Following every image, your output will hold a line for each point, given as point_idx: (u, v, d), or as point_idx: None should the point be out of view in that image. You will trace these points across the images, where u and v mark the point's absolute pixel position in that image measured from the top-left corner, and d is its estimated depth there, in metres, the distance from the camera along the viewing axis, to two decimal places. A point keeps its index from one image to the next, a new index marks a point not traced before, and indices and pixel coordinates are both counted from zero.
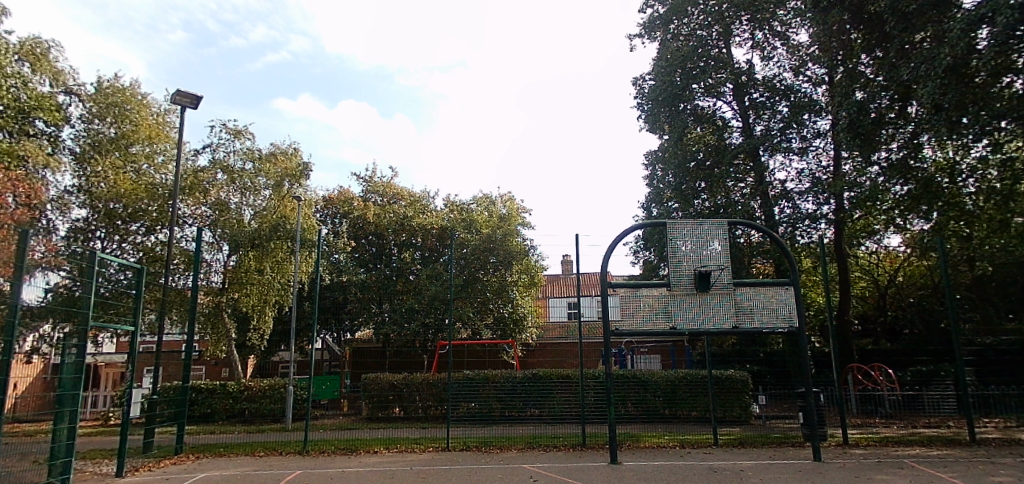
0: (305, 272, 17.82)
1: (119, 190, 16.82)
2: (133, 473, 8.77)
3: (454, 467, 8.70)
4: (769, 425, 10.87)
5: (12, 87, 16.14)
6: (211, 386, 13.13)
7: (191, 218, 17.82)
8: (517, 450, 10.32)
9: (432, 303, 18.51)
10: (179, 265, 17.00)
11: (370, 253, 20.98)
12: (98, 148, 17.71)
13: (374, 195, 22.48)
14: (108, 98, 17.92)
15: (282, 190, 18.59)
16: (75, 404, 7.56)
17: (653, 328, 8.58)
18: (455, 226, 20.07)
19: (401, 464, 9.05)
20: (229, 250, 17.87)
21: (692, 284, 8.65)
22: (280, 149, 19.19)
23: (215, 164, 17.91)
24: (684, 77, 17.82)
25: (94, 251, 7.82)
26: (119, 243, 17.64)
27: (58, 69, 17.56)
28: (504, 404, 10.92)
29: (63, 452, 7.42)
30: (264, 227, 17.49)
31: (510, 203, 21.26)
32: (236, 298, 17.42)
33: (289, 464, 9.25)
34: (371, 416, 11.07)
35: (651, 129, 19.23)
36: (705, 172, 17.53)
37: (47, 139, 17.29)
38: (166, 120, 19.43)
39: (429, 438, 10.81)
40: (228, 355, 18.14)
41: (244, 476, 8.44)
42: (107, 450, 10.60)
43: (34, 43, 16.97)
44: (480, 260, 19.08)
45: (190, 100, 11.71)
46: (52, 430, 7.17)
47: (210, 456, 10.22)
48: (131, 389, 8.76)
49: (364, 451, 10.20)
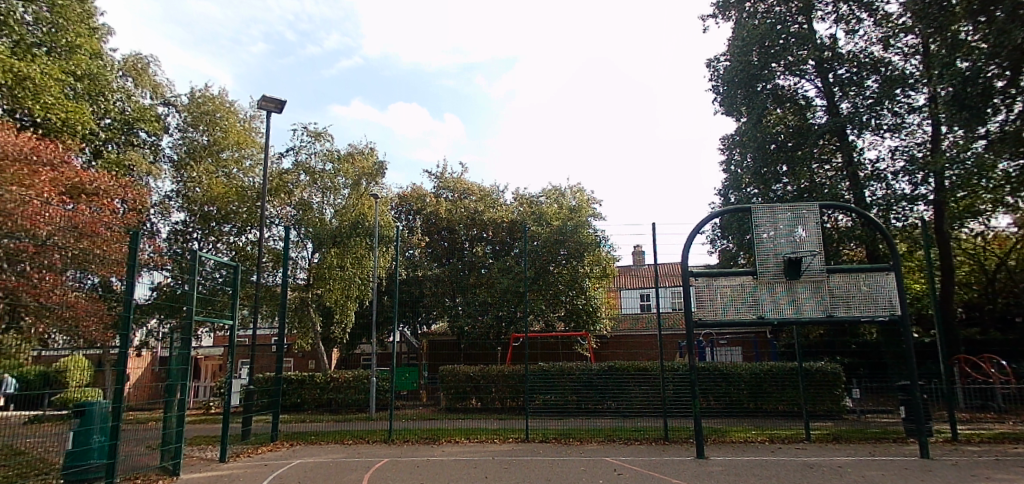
0: (383, 266, 18.63)
1: (213, 193, 18.05)
2: (235, 459, 9.24)
3: (537, 459, 8.67)
4: (865, 420, 10.21)
5: (119, 101, 17.21)
6: (301, 377, 13.79)
7: (278, 218, 18.67)
8: (597, 443, 10.19)
9: (505, 295, 18.55)
10: (268, 263, 17.93)
11: (443, 248, 21.12)
12: (194, 155, 18.89)
13: (446, 191, 22.82)
14: (201, 107, 19.05)
15: (361, 188, 19.13)
16: (183, 393, 8.07)
17: (740, 318, 8.24)
18: (525, 219, 19.99)
19: (484, 454, 9.11)
20: (313, 248, 18.59)
21: (781, 271, 8.27)
22: (357, 149, 19.79)
23: (298, 166, 18.79)
24: (763, 57, 16.96)
25: (196, 249, 8.16)
26: (214, 243, 18.67)
27: (157, 82, 18.83)
28: (579, 397, 10.93)
29: (174, 438, 7.99)
30: (345, 224, 18.01)
31: (581, 195, 21.04)
32: (320, 294, 18.11)
33: (377, 453, 9.54)
34: (450, 406, 11.34)
35: (727, 113, 18.43)
36: (787, 154, 16.62)
37: (150, 148, 18.52)
38: (252, 126, 20.52)
39: (510, 430, 10.85)
40: (314, 348, 18.98)
41: (337, 462, 8.79)
42: (211, 437, 11.35)
43: (136, 59, 18.21)
44: (551, 253, 18.82)
45: (275, 105, 12.28)
46: (164, 417, 7.74)
47: (304, 443, 10.71)
48: (231, 379, 9.30)
49: (446, 441, 10.52)
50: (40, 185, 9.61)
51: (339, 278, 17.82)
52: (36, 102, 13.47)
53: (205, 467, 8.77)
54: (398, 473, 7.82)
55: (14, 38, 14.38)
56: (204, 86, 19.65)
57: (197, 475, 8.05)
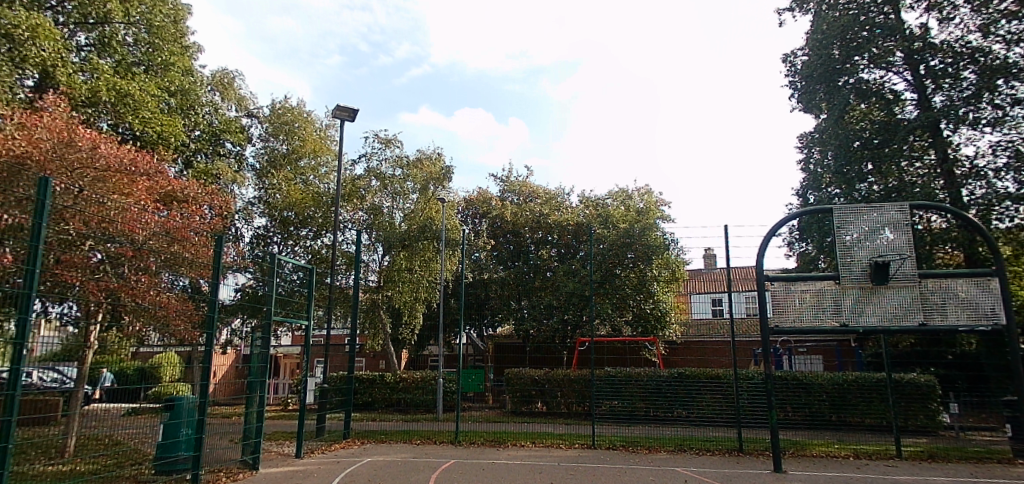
0: (450, 269, 18.93)
1: (292, 200, 18.96)
2: (310, 454, 9.62)
3: (603, 466, 8.52)
4: (963, 438, 9.42)
5: (208, 114, 18.40)
6: (372, 377, 14.21)
7: (350, 222, 19.34)
8: (667, 452, 9.94)
9: (571, 299, 18.43)
10: (341, 266, 18.60)
11: (508, 251, 21.22)
12: (275, 163, 19.91)
13: (511, 195, 22.96)
14: (282, 118, 20.06)
15: (428, 193, 19.56)
16: (262, 390, 8.48)
17: (821, 326, 7.78)
18: (591, 222, 19.78)
19: (550, 459, 9.05)
20: (383, 251, 19.10)
21: (867, 277, 7.75)
22: (425, 154, 20.23)
23: (369, 172, 19.42)
24: (845, 50, 16.06)
25: (275, 253, 8.55)
26: (293, 247, 19.55)
27: (242, 95, 20.01)
28: (649, 403, 10.50)
29: (254, 433, 8.42)
30: (413, 228, 18.43)
31: (648, 197, 20.61)
32: (390, 296, 18.60)
33: (444, 454, 9.68)
34: (514, 409, 11.42)
35: (805, 109, 17.55)
36: (872, 151, 15.59)
37: (235, 157, 19.66)
38: (327, 134, 21.43)
39: (576, 435, 10.78)
40: (385, 348, 19.52)
41: (406, 462, 8.98)
42: (289, 432, 11.88)
43: (223, 74, 19.41)
44: (618, 256, 18.55)
45: (348, 113, 12.75)
46: (245, 413, 8.16)
47: (374, 441, 11.02)
48: (307, 378, 9.69)
49: (511, 444, 10.53)
50: (138, 193, 10.07)
51: (408, 280, 18.24)
52: (136, 117, 14.59)
53: (283, 461, 9.18)
54: (465, 475, 7.89)
55: (118, 58, 15.63)
56: (283, 97, 20.69)
57: (275, 470, 8.42)
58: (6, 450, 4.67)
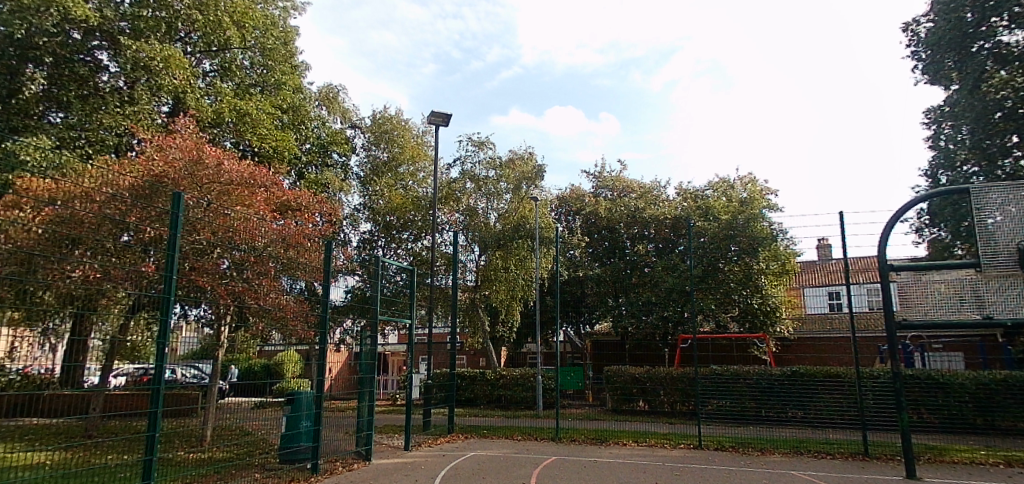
0: (545, 267, 18.97)
1: (393, 205, 19.83)
2: (418, 448, 10.01)
3: (712, 468, 8.15)
4: None
5: (316, 128, 19.68)
6: (473, 374, 14.55)
7: (448, 224, 19.90)
8: (781, 454, 9.40)
9: (671, 295, 17.86)
10: (441, 267, 19.21)
11: (604, 248, 20.93)
12: (377, 171, 20.93)
13: (605, 190, 22.66)
14: (382, 127, 21.06)
15: (521, 192, 19.77)
16: (372, 385, 8.98)
17: (960, 320, 7.00)
18: (690, 215, 19.08)
19: (654, 459, 8.80)
20: (480, 252, 19.42)
21: (1015, 262, 6.87)
22: (518, 154, 20.43)
23: (464, 174, 19.89)
24: (978, 11, 14.35)
25: (379, 255, 9.03)
26: (396, 249, 20.43)
27: (346, 108, 21.23)
28: (759, 403, 10.01)
29: (366, 426, 8.93)
30: (508, 227, 18.66)
31: (751, 186, 19.57)
32: (488, 295, 18.94)
33: (546, 450, 9.72)
34: (615, 408, 11.25)
35: (931, 81, 15.88)
36: (1017, 123, 13.81)
37: (341, 167, 20.88)
38: (424, 140, 22.24)
39: (681, 435, 10.46)
40: (484, 346, 19.93)
41: (509, 457, 9.09)
42: (397, 426, 12.43)
43: (328, 89, 20.68)
44: (721, 249, 17.59)
45: (443, 118, 13.13)
46: (358, 406, 8.65)
47: (477, 436, 11.28)
48: (412, 374, 10.10)
49: (613, 442, 10.37)
50: (258, 204, 10.95)
51: (505, 279, 18.50)
52: (255, 135, 15.94)
53: (393, 453, 9.62)
54: (567, 472, 7.86)
55: (237, 82, 17.07)
56: (383, 107, 21.71)
57: (386, 461, 8.85)
58: (152, 438, 5.15)
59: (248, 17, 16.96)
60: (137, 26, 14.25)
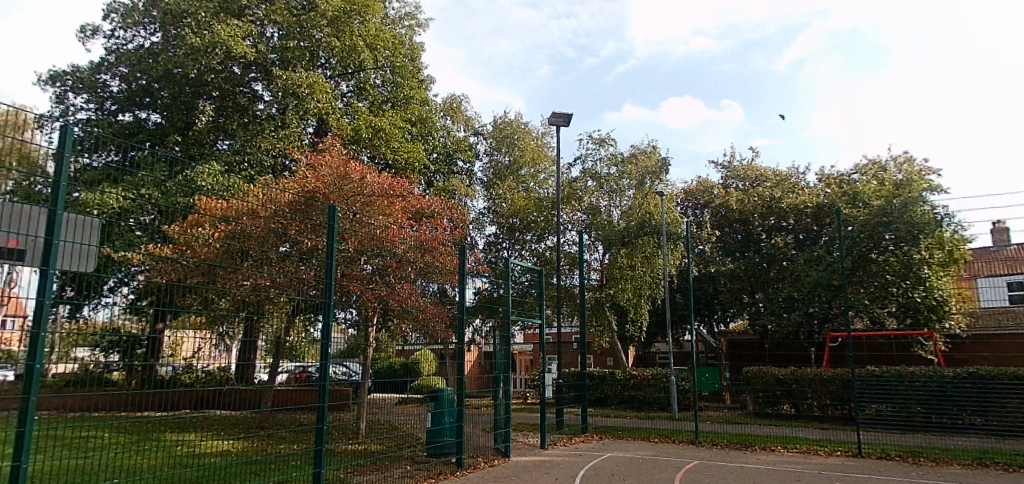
0: (673, 263, 18.33)
1: (516, 207, 20.24)
2: (553, 447, 10.09)
3: (878, 478, 7.41)
4: None
5: (442, 138, 20.61)
6: (603, 373, 14.40)
7: (570, 223, 19.88)
8: (960, 466, 8.35)
9: (815, 290, 16.50)
10: (565, 266, 19.23)
11: (736, 241, 19.79)
12: (500, 175, 21.43)
13: (736, 181, 21.42)
14: (503, 132, 21.54)
15: (645, 187, 19.27)
16: (507, 385, 9.32)
17: None
18: (835, 202, 17.49)
19: (808, 466, 8.16)
20: (603, 250, 19.19)
21: None
22: (640, 149, 19.92)
23: (586, 173, 19.80)
24: None
25: (507, 258, 9.25)
26: (520, 250, 20.81)
27: (469, 116, 21.97)
28: (930, 409, 8.87)
29: (502, 424, 9.31)
30: (632, 224, 18.27)
31: (908, 167, 17.52)
32: (614, 293, 18.68)
33: (686, 454, 9.38)
34: (759, 411, 10.54)
35: None
36: None
37: (466, 174, 21.64)
38: (544, 142, 22.40)
39: (835, 442, 9.61)
40: (613, 345, 19.66)
41: (647, 459, 8.87)
42: (530, 424, 12.63)
43: (451, 100, 21.58)
44: (873, 239, 15.97)
45: (563, 119, 13.16)
46: (494, 404, 8.94)
47: (611, 437, 11.16)
48: (544, 373, 10.21)
49: (759, 448, 9.76)
50: (396, 213, 11.68)
51: (630, 277, 18.17)
52: (388, 148, 17.07)
53: (529, 451, 9.80)
54: (711, 476, 7.54)
55: (371, 100, 18.30)
56: (503, 113, 22.20)
57: (523, 459, 9.04)
58: (320, 429, 5.89)
59: (379, 39, 18.14)
60: (285, 58, 15.85)
